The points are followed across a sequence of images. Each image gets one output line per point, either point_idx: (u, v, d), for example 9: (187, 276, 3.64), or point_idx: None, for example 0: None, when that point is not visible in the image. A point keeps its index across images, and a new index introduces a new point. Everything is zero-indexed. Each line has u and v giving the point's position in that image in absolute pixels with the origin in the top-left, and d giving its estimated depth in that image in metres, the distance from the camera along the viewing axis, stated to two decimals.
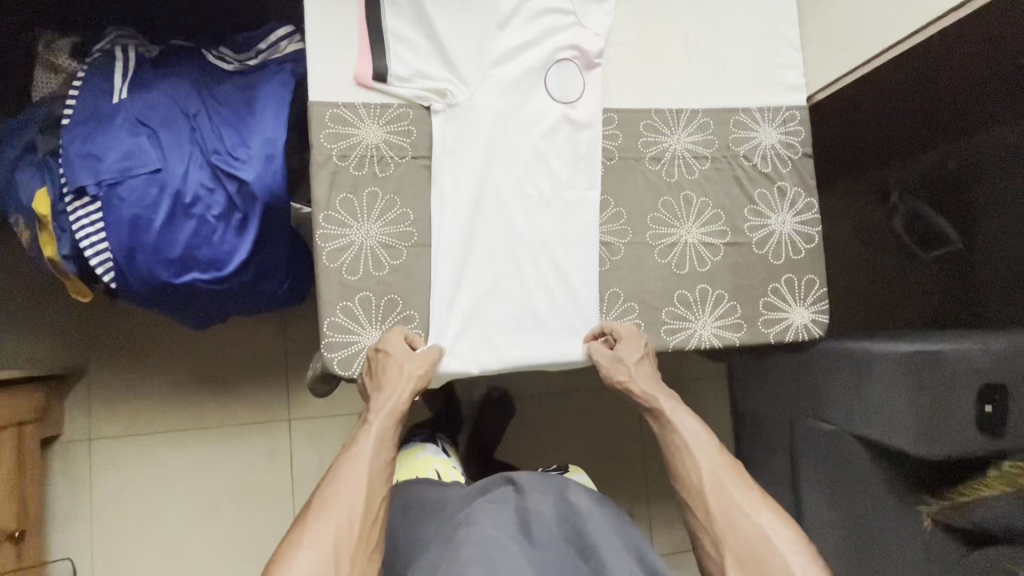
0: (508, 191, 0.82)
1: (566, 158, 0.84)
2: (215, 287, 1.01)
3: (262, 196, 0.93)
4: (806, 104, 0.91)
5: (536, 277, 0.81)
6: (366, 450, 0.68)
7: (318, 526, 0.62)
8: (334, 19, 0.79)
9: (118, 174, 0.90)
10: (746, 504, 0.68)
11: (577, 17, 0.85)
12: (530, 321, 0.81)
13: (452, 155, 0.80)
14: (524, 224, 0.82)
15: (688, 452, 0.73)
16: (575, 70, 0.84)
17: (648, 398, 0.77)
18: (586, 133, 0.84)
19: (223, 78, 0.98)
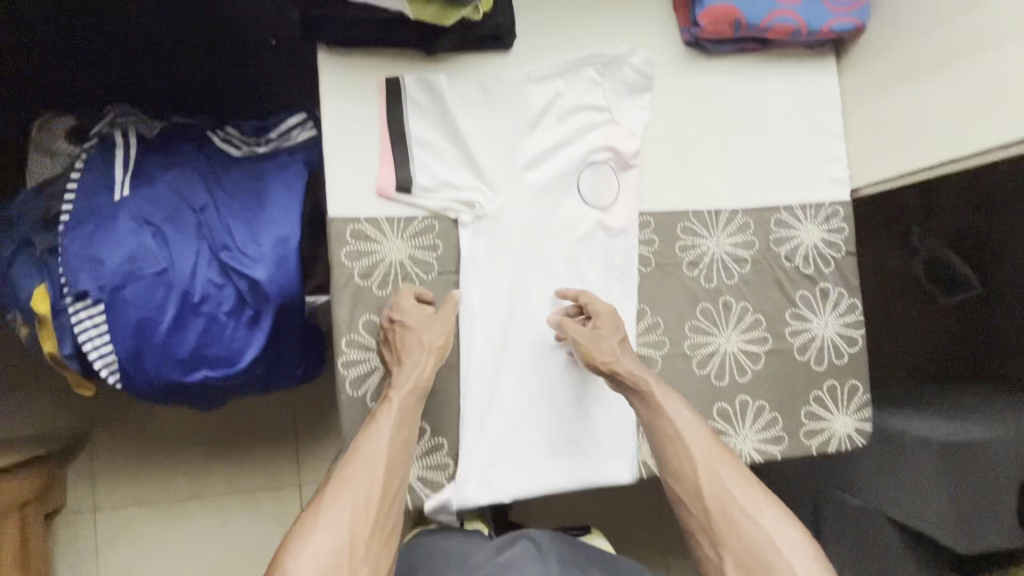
0: (539, 305, 0.77)
1: (600, 267, 0.79)
2: (226, 382, 0.96)
3: (276, 295, 0.88)
4: (849, 198, 0.86)
5: (570, 396, 0.77)
6: (385, 429, 0.67)
7: (335, 506, 0.63)
8: (353, 129, 0.73)
9: (122, 277, 0.85)
10: (746, 502, 0.67)
11: (611, 113, 0.79)
12: (563, 444, 0.77)
13: (481, 272, 0.75)
14: (557, 339, 0.77)
15: (680, 443, 0.70)
16: (609, 173, 0.79)
17: (635, 379, 0.73)
18: (621, 240, 0.79)
19: (231, 165, 0.92)
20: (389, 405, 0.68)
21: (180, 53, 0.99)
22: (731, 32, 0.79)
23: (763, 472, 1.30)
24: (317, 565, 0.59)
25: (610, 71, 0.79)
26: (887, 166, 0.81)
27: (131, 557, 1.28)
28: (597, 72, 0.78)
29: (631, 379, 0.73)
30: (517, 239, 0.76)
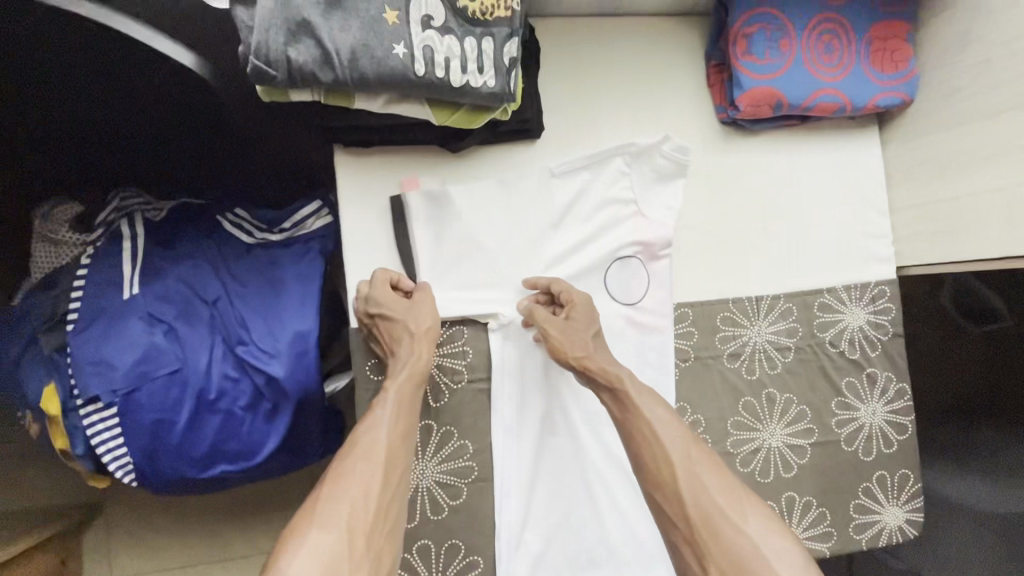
0: (573, 409, 0.73)
1: (634, 365, 0.75)
2: (244, 474, 0.92)
3: (295, 391, 0.84)
4: (896, 277, 0.81)
5: (609, 504, 0.73)
6: (382, 420, 0.63)
7: (331, 503, 0.58)
8: (376, 234, 0.70)
9: (135, 380, 0.81)
10: (732, 509, 0.59)
11: (637, 205, 0.75)
12: (604, 555, 0.73)
13: (512, 380, 0.71)
14: (592, 445, 0.74)
15: (655, 443, 0.63)
16: (640, 267, 0.76)
17: (609, 374, 0.68)
18: (655, 338, 0.75)
19: (242, 253, 0.88)
20: (384, 397, 0.65)
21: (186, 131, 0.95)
22: (771, 113, 0.74)
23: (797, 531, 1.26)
24: (315, 563, 0.54)
25: (639, 160, 0.74)
26: (937, 248, 0.76)
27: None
28: (625, 161, 0.74)
29: (608, 386, 0.67)
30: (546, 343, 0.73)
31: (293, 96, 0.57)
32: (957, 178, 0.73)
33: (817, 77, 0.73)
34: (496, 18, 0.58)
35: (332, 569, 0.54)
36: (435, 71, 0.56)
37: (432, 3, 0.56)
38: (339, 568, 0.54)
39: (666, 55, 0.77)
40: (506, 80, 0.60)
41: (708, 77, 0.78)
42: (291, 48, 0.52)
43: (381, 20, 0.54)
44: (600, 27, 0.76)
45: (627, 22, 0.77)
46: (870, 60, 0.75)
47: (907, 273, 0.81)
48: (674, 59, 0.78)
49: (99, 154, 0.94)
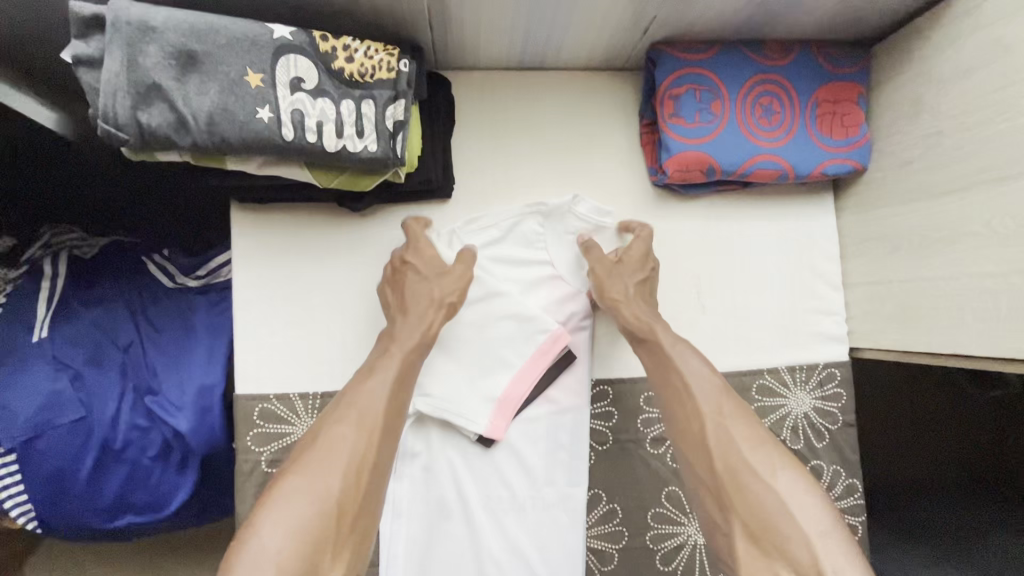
0: (472, 494, 0.66)
1: (543, 447, 0.68)
2: (153, 526, 0.88)
3: (199, 447, 0.80)
4: (847, 359, 0.74)
5: None
6: (382, 382, 0.56)
7: (320, 464, 0.50)
8: (269, 297, 0.66)
9: (36, 427, 0.78)
10: (766, 466, 0.53)
11: (554, 267, 0.69)
12: None
13: (404, 458, 0.66)
14: (490, 534, 0.66)
15: (690, 395, 0.58)
16: (535, 336, 0.67)
17: (648, 322, 0.63)
18: (569, 418, 0.68)
19: (161, 298, 0.85)
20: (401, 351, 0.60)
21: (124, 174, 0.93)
22: (703, 178, 0.68)
23: None
24: (292, 537, 0.46)
25: (551, 223, 0.69)
26: (889, 335, 0.68)
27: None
28: (538, 223, 0.69)
29: (656, 341, 0.62)
30: (520, 420, 0.67)
31: (159, 156, 0.53)
32: (909, 261, 0.65)
33: (752, 141, 0.67)
34: (378, 79, 0.55)
35: (314, 544, 0.47)
36: (305, 135, 0.52)
37: (303, 64, 0.53)
38: (325, 546, 0.48)
39: (595, 112, 0.72)
40: (390, 145, 0.55)
41: (641, 136, 0.72)
42: (141, 111, 0.48)
43: (242, 82, 0.50)
44: (525, 82, 0.72)
45: (554, 77, 0.72)
46: (815, 125, 0.68)
47: (861, 355, 0.74)
48: (603, 117, 0.73)
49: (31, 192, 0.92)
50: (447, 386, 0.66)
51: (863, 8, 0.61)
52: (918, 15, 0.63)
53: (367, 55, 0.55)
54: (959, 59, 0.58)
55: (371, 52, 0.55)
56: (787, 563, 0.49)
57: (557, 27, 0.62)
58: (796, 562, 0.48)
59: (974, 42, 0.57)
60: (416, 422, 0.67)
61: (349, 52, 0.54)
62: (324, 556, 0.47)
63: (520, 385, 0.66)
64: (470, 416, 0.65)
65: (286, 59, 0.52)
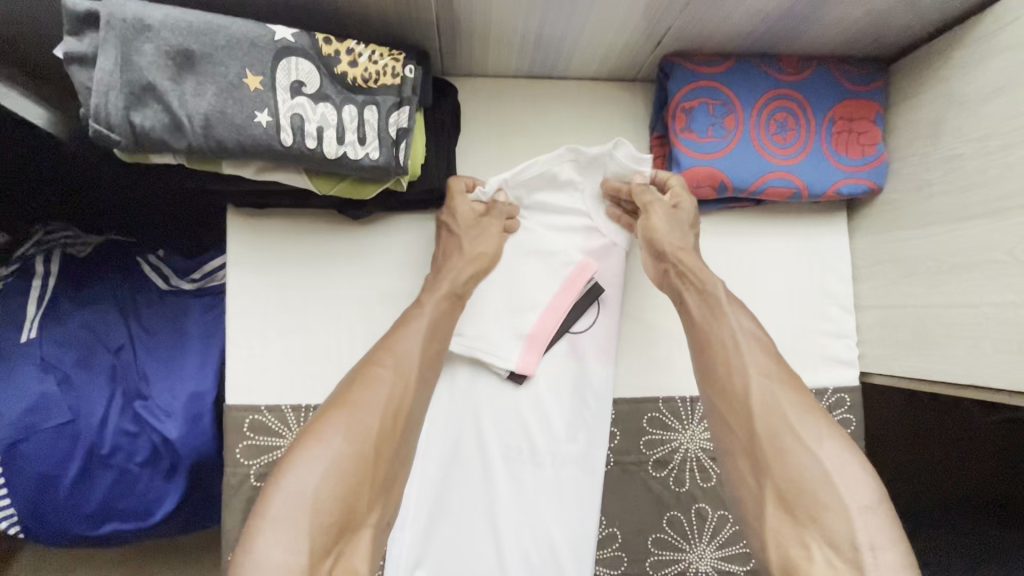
0: (492, 441, 0.67)
1: (568, 403, 0.68)
2: (139, 533, 0.86)
3: (188, 456, 0.78)
4: (857, 384, 0.72)
5: (517, 550, 0.66)
6: (421, 329, 0.59)
7: (359, 405, 0.53)
8: (265, 305, 0.64)
9: (22, 431, 0.76)
10: (810, 432, 0.53)
11: (591, 219, 0.68)
12: None
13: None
14: (506, 481, 0.66)
15: (733, 347, 0.58)
16: (561, 270, 0.68)
17: (700, 276, 0.62)
18: (594, 375, 0.68)
19: (154, 301, 0.84)
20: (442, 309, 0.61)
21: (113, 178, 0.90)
22: (714, 195, 0.66)
23: None
24: (331, 472, 0.48)
25: (589, 173, 0.67)
26: (904, 361, 0.66)
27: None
28: (575, 171, 0.67)
29: (698, 300, 0.62)
30: (550, 358, 0.68)
31: (153, 159, 0.51)
32: (925, 286, 0.62)
33: (766, 158, 0.65)
34: (382, 85, 0.54)
35: (351, 480, 0.49)
36: (304, 141, 0.51)
37: (304, 68, 0.51)
38: (360, 485, 0.50)
39: (606, 123, 0.71)
40: (393, 153, 0.54)
41: (651, 149, 0.71)
42: (134, 112, 0.47)
43: (240, 85, 0.49)
44: (534, 91, 0.70)
45: (565, 87, 0.71)
46: (832, 143, 0.66)
47: (873, 380, 0.72)
48: (613, 129, 0.71)
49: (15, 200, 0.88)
50: (478, 325, 0.67)
51: (886, 24, 0.59)
52: (943, 31, 0.61)
53: (371, 60, 0.53)
54: (985, 80, 0.56)
55: (376, 57, 0.54)
56: (818, 528, 0.49)
57: (569, 34, 0.60)
58: (829, 532, 0.48)
59: (1001, 62, 0.55)
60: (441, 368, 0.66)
61: (353, 55, 0.53)
62: (361, 493, 0.49)
63: (548, 323, 0.67)
64: (499, 351, 0.66)
65: (287, 61, 0.50)
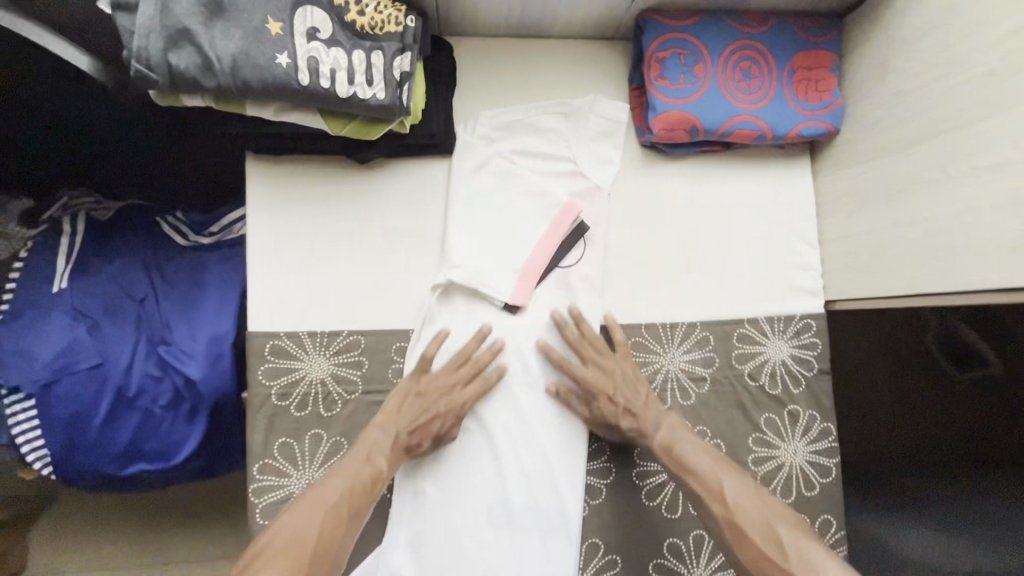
0: (490, 365, 0.72)
1: (559, 328, 0.74)
2: (163, 474, 0.92)
3: (209, 394, 0.84)
4: (823, 312, 0.79)
5: (513, 464, 0.71)
6: (348, 477, 0.64)
7: (286, 547, 0.58)
8: (282, 241, 0.70)
9: (55, 373, 0.83)
10: (791, 543, 0.62)
11: (577, 164, 0.76)
12: (505, 518, 0.70)
13: (427, 325, 0.71)
14: (504, 403, 0.72)
15: (706, 482, 0.67)
16: (549, 211, 0.75)
17: (648, 423, 0.71)
18: (584, 300, 0.74)
19: (175, 255, 0.90)
20: (375, 457, 0.66)
21: (124, 136, 0.97)
22: (687, 138, 0.73)
23: None
24: None
25: (573, 120, 0.76)
26: (863, 284, 0.73)
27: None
28: (561, 121, 0.76)
29: (661, 450, 0.69)
30: (542, 289, 0.74)
31: (185, 100, 0.57)
32: (878, 212, 0.69)
33: (733, 104, 0.72)
34: (386, 32, 0.61)
35: None
36: (319, 81, 0.57)
37: (319, 16, 0.58)
38: None
39: (588, 76, 0.78)
40: (397, 94, 0.60)
41: (630, 100, 0.78)
42: (171, 53, 0.53)
43: (263, 30, 0.55)
44: (522, 50, 0.77)
45: (551, 44, 0.78)
46: (792, 89, 0.73)
47: (836, 307, 0.79)
48: (595, 81, 0.78)
49: (42, 161, 0.96)
50: (476, 258, 0.72)
51: None
52: None
53: (377, 10, 0.60)
54: (922, 22, 0.64)
55: (381, 8, 0.61)
56: None
57: None
58: None
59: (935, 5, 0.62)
60: (442, 294, 0.72)
61: (361, 6, 0.60)
62: None
63: (541, 256, 0.74)
64: (497, 284, 0.72)
65: (303, 10, 0.57)
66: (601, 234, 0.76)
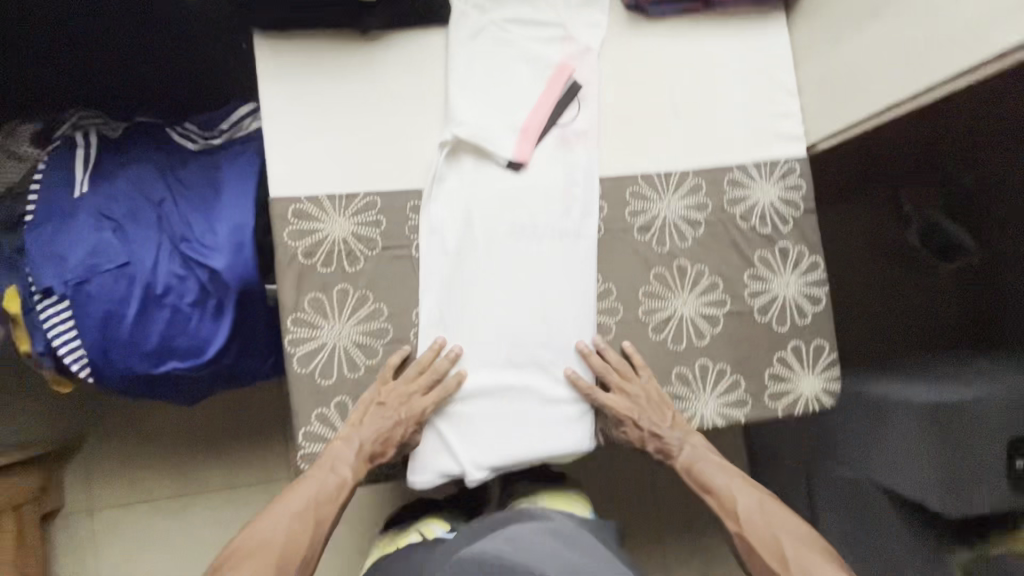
0: (500, 220, 0.77)
1: (562, 181, 0.78)
2: (195, 374, 0.96)
3: (235, 283, 0.89)
4: (806, 155, 0.84)
5: (528, 309, 0.77)
6: (314, 485, 0.72)
7: (260, 546, 0.68)
8: (295, 111, 0.75)
9: (85, 272, 0.87)
10: (793, 556, 0.71)
11: (566, 29, 0.80)
12: (526, 359, 0.77)
13: (436, 184, 0.76)
14: (517, 255, 0.77)
15: (728, 498, 0.77)
16: (544, 72, 0.79)
17: (675, 450, 0.78)
18: (583, 154, 0.79)
19: (187, 159, 0.94)
20: (341, 468, 0.72)
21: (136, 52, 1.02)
22: None
23: (758, 447, 1.32)
24: None
25: None
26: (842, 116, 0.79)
27: (142, 554, 1.24)
28: None
29: (682, 468, 0.79)
30: (541, 147, 0.79)
31: None
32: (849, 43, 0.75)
33: None
34: None
35: None
36: None
37: None
38: None
39: None
40: None
41: None
42: None
43: None
44: None
45: None
46: None
47: (817, 150, 0.84)
48: None
49: (54, 83, 1.01)
50: (478, 116, 0.76)
51: None
52: None
53: None
54: None
55: None
56: None
57: None
58: None
59: None
60: (450, 154, 0.77)
61: None
62: None
63: (539, 114, 0.78)
64: (499, 141, 0.76)
65: None
66: (594, 92, 0.80)
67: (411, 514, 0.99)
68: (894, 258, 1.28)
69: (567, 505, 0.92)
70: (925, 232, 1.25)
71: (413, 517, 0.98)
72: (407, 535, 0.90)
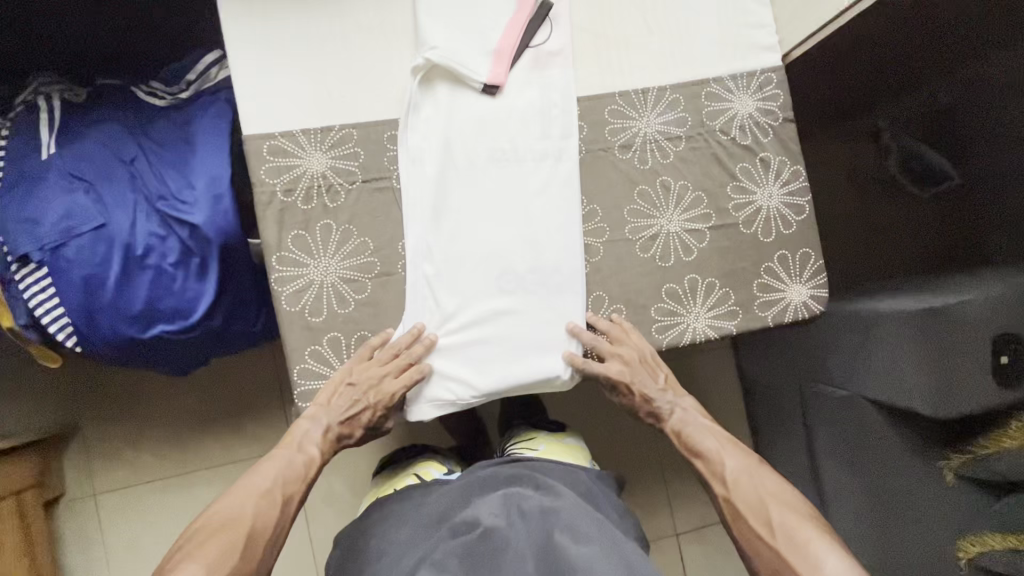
0: (479, 148, 0.76)
1: (538, 105, 0.78)
2: (186, 337, 0.94)
3: (216, 237, 0.87)
4: (781, 63, 0.84)
5: (513, 235, 0.77)
6: (279, 465, 0.71)
7: (227, 519, 0.65)
8: (260, 45, 0.73)
9: (61, 237, 0.85)
10: (778, 517, 0.69)
11: None
12: (515, 284, 0.77)
13: (412, 112, 0.75)
14: (500, 183, 0.77)
15: (717, 457, 0.76)
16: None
17: (663, 413, 0.81)
18: (558, 76, 0.78)
19: (156, 117, 0.92)
20: (309, 447, 0.73)
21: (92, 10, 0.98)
22: None
23: (754, 377, 1.34)
24: None
25: None
26: (815, 18, 0.79)
27: (151, 532, 1.23)
28: None
29: (671, 432, 0.80)
30: (516, 70, 0.78)
31: None
32: None
33: None
34: None
35: None
36: None
37: None
38: None
39: None
40: None
41: None
42: None
43: None
44: None
45: None
46: None
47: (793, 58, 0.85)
48: None
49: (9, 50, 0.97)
50: (449, 39, 0.74)
51: None
52: None
53: None
54: None
55: None
56: None
57: None
58: None
59: None
60: (424, 81, 0.76)
61: None
62: None
63: (511, 36, 0.77)
64: (472, 65, 0.75)
65: None
66: (565, 11, 0.79)
67: (405, 455, 1.00)
68: (895, 176, 1.25)
69: (566, 452, 0.92)
70: (907, 152, 1.23)
71: (410, 456, 0.99)
72: (404, 477, 0.91)
